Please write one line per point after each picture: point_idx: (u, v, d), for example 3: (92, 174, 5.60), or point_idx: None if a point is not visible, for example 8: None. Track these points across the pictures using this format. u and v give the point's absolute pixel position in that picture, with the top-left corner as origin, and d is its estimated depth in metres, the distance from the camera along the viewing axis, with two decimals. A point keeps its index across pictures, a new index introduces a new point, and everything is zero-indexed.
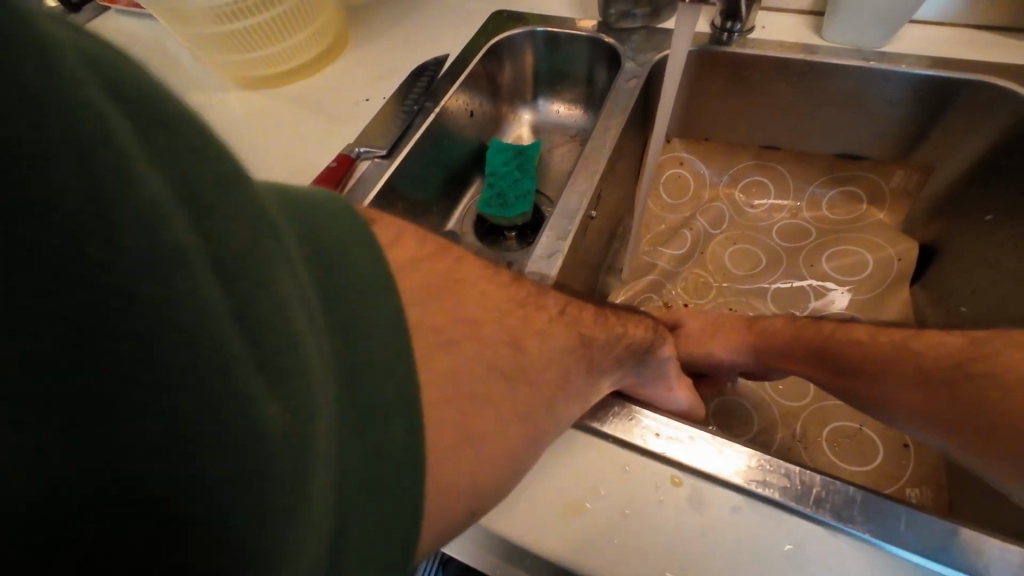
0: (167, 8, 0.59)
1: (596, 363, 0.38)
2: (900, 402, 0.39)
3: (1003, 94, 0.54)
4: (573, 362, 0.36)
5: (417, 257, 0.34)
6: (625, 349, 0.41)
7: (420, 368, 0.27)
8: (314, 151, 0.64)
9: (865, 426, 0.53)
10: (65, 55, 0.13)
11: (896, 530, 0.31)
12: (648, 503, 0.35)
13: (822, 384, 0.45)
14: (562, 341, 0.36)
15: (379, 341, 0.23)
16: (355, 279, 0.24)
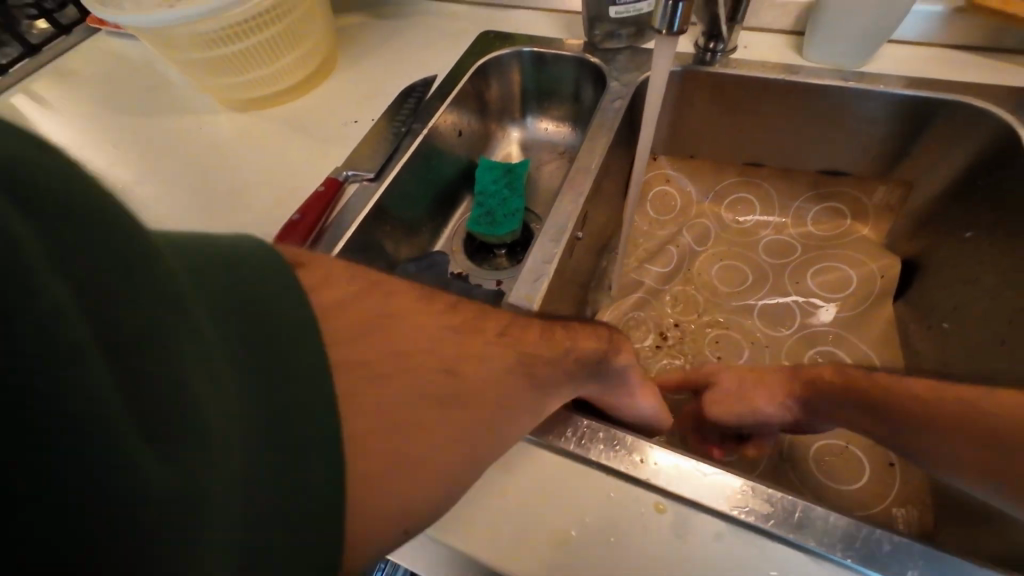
0: (155, 34, 0.60)
1: (540, 379, 0.38)
2: (959, 460, 0.38)
3: (979, 113, 0.55)
4: (513, 380, 0.36)
5: (396, 288, 0.35)
6: (574, 363, 0.41)
7: (365, 401, 0.28)
8: (302, 173, 0.64)
9: (851, 444, 0.54)
10: None
11: (879, 557, 0.32)
12: (632, 531, 0.35)
13: (861, 428, 0.45)
14: (515, 364, 0.37)
15: (299, 390, 0.22)
16: (280, 325, 0.23)
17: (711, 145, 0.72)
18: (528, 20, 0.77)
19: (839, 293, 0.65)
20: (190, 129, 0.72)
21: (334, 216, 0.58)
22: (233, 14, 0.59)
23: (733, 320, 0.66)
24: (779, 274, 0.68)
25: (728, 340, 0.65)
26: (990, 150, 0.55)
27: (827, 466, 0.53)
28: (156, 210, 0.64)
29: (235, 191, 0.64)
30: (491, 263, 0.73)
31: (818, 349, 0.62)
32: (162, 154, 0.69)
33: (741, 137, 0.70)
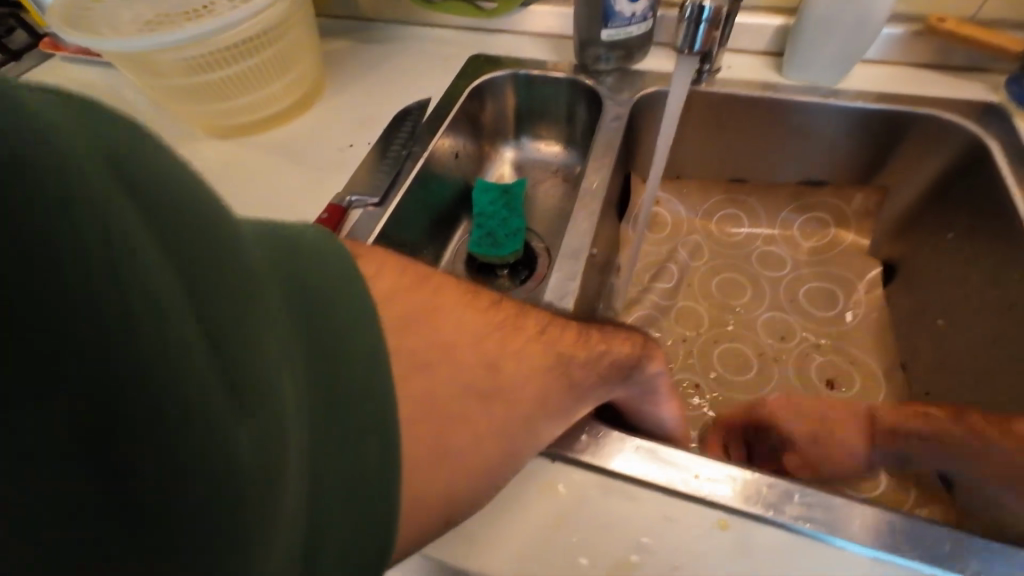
0: (135, 61, 0.57)
1: (576, 401, 0.37)
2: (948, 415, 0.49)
3: (949, 125, 0.60)
4: (551, 403, 0.35)
5: (437, 318, 0.33)
6: (607, 373, 0.40)
7: None
8: (298, 201, 0.61)
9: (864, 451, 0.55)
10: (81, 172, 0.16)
11: (940, 554, 0.32)
12: (698, 551, 0.34)
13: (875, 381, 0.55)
14: (568, 389, 0.36)
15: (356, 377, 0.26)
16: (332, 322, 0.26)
17: (701, 163, 0.75)
18: (515, 44, 0.79)
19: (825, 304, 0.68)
20: None
21: None
22: (220, 38, 0.56)
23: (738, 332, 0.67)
24: (775, 285, 0.70)
25: (736, 353, 0.66)
26: (961, 157, 0.59)
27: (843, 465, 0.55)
28: None
29: None
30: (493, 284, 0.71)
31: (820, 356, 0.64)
32: None
33: (730, 153, 0.73)
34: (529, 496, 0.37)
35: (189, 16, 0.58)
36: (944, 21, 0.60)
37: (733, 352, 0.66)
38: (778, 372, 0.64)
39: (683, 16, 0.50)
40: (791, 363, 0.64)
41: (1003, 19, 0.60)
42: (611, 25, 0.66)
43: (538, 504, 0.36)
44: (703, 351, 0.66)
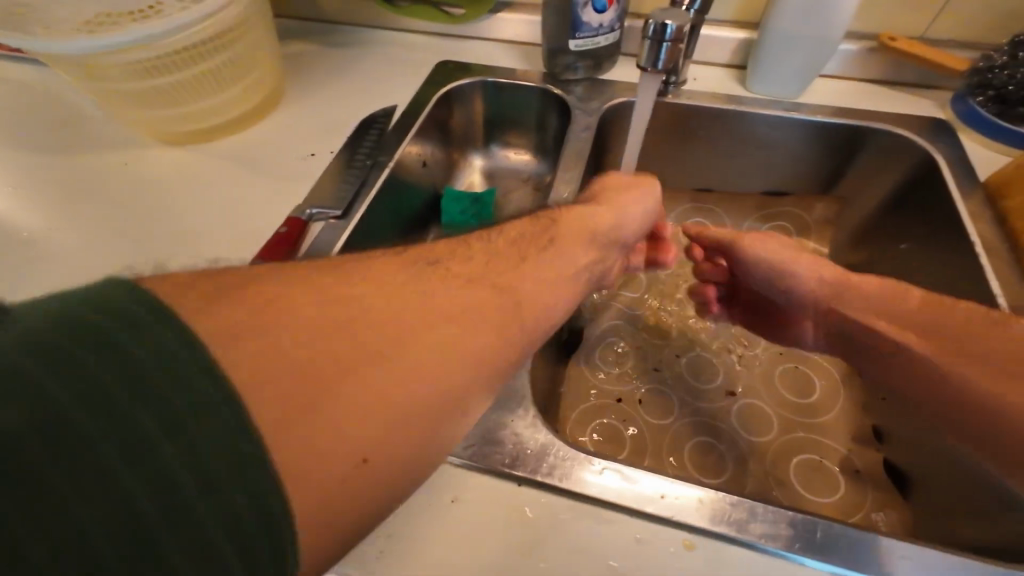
0: (73, 63, 0.54)
1: None
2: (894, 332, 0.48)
3: (902, 139, 0.62)
4: None
5: None
6: None
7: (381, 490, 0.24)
8: (257, 212, 0.58)
9: (825, 459, 0.56)
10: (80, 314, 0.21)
11: (897, 567, 0.33)
12: (665, 574, 0.34)
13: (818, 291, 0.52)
14: None
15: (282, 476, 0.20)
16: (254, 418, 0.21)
17: (668, 172, 0.76)
18: (484, 51, 0.77)
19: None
20: (116, 165, 0.64)
21: (299, 260, 0.52)
22: (169, 41, 0.53)
23: (705, 340, 0.67)
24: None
25: (704, 361, 0.66)
26: (913, 171, 0.62)
27: (806, 469, 0.56)
28: (79, 261, 0.55)
29: (178, 235, 0.57)
30: None
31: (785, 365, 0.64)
32: (84, 196, 0.61)
33: (697, 162, 0.74)
34: (497, 522, 0.36)
35: (134, 16, 0.54)
36: (895, 40, 0.62)
37: (701, 360, 0.65)
38: (745, 381, 0.63)
39: (647, 34, 0.50)
40: (758, 372, 0.64)
41: (949, 38, 0.63)
42: (579, 35, 0.65)
43: (506, 531, 0.36)
44: (671, 360, 0.66)
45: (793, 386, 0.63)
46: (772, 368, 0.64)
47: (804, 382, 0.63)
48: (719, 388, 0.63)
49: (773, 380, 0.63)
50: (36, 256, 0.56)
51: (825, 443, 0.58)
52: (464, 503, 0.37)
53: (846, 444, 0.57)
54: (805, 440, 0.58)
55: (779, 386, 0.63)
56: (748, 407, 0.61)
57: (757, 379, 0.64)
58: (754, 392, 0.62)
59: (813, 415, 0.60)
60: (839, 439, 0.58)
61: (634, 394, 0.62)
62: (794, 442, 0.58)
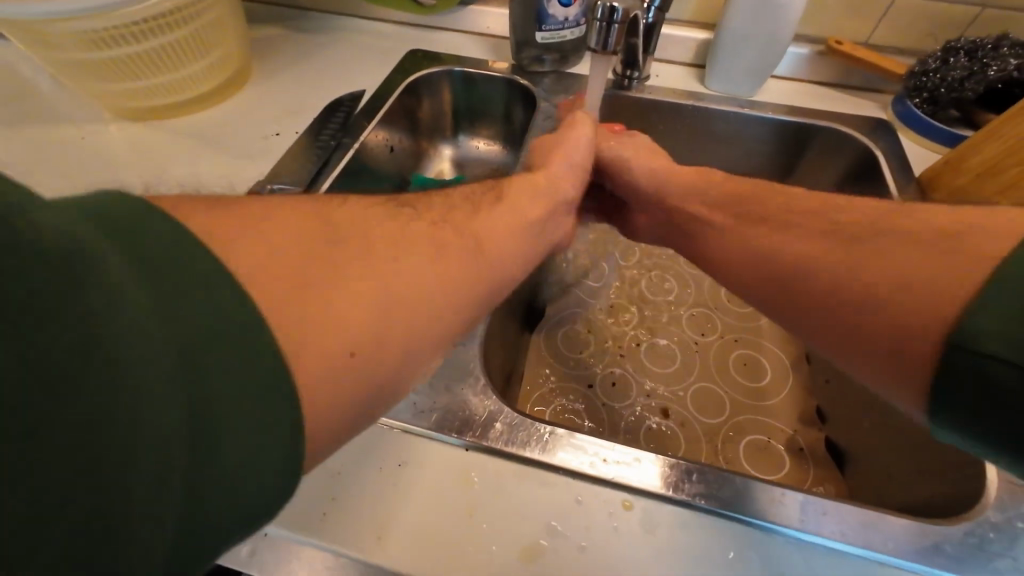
0: (27, 30, 0.53)
1: None
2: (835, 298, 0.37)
3: (847, 137, 0.66)
4: None
5: None
6: None
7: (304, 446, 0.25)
8: (218, 189, 0.58)
9: (772, 438, 0.59)
10: (102, 216, 0.21)
11: (818, 521, 0.35)
12: (603, 532, 0.35)
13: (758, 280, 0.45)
14: None
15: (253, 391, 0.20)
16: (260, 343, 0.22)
17: None
18: (455, 42, 0.79)
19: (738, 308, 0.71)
20: (72, 140, 0.62)
21: None
22: (128, 11, 0.53)
23: (663, 327, 0.69)
24: (697, 287, 0.73)
25: (662, 348, 0.68)
26: (856, 167, 0.65)
27: (753, 448, 0.58)
28: None
29: None
30: None
31: (738, 352, 0.67)
32: (35, 170, 0.59)
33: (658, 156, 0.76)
34: (445, 486, 0.37)
35: None
36: (840, 43, 0.66)
37: (659, 347, 0.67)
38: (699, 366, 0.66)
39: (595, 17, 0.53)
40: (711, 359, 0.66)
41: (890, 45, 0.67)
42: (545, 27, 0.67)
43: (452, 495, 0.36)
44: (629, 346, 0.67)
45: (744, 372, 0.65)
46: (726, 355, 0.67)
47: (755, 368, 0.65)
48: (674, 373, 0.65)
49: (726, 366, 0.66)
50: None
51: (773, 423, 0.60)
52: (411, 469, 0.37)
53: (790, 424, 0.60)
54: (754, 420, 0.60)
55: (732, 372, 0.65)
56: (702, 390, 0.63)
57: (710, 364, 0.66)
58: (708, 378, 0.64)
59: (762, 398, 0.62)
60: (785, 419, 0.60)
61: (593, 377, 0.64)
62: (743, 423, 0.60)
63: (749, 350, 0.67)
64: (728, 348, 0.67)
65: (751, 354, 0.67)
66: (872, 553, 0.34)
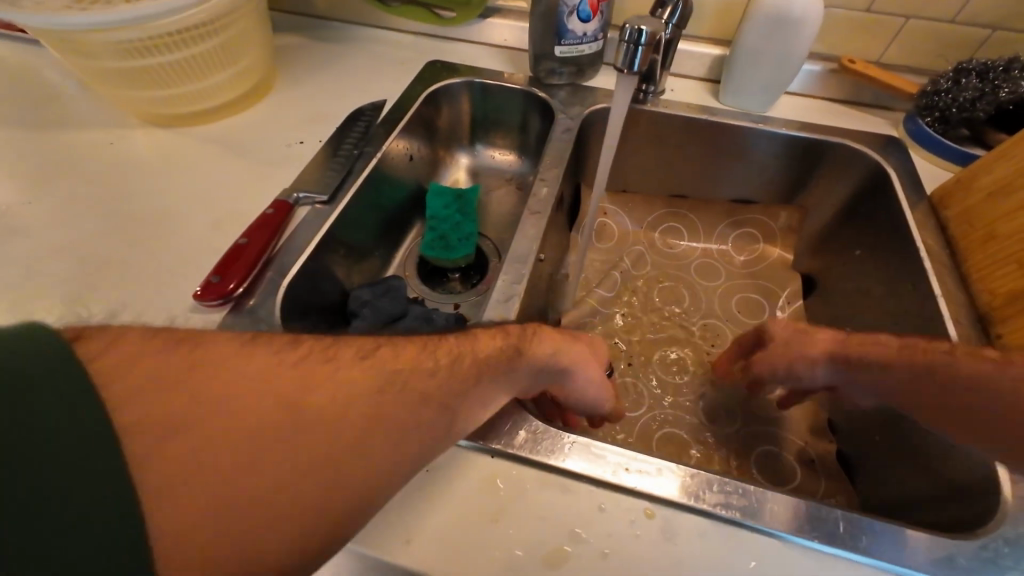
0: (64, 40, 0.54)
1: None
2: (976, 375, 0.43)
3: (858, 154, 0.67)
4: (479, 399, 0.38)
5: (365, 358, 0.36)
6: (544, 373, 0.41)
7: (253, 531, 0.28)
8: (242, 194, 0.59)
9: (783, 449, 0.60)
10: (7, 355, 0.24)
11: (834, 532, 0.36)
12: (625, 539, 0.36)
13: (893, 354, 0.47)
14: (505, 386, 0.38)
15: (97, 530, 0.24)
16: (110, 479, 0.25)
17: (644, 177, 0.79)
18: (473, 52, 0.80)
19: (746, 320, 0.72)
20: (100, 145, 0.63)
21: (283, 242, 0.53)
22: (163, 22, 0.54)
23: (674, 338, 0.70)
24: (708, 299, 0.74)
25: (675, 357, 0.68)
26: (866, 183, 0.66)
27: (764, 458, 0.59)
28: (53, 236, 0.54)
29: (159, 214, 0.57)
30: (445, 287, 0.72)
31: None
32: (63, 174, 0.60)
33: (671, 169, 0.77)
34: (470, 491, 0.37)
35: None
36: (852, 62, 0.68)
37: (671, 358, 0.68)
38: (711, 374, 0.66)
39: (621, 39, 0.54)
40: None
41: (902, 64, 0.69)
42: (564, 42, 0.68)
43: (477, 501, 0.37)
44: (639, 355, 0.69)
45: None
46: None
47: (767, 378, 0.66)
48: (684, 382, 0.66)
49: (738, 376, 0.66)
50: (12, 228, 0.55)
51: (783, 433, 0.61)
52: (436, 474, 0.38)
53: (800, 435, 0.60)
54: (764, 431, 0.61)
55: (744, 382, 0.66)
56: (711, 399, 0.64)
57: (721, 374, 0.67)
58: (720, 388, 0.65)
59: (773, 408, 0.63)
60: (795, 430, 0.61)
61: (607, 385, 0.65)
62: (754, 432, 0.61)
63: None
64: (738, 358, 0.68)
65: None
66: (888, 564, 0.35)
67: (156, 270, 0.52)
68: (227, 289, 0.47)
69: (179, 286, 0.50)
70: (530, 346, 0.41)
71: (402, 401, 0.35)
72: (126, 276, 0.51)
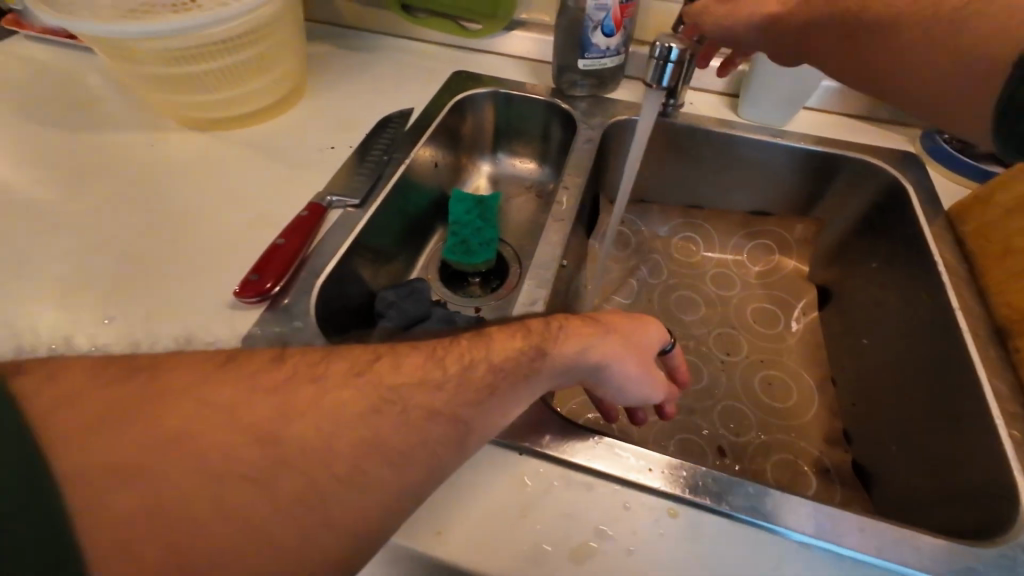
0: (116, 48, 0.57)
1: None
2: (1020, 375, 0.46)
3: (875, 168, 0.68)
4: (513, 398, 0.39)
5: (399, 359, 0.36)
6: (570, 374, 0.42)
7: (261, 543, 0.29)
8: (275, 196, 0.61)
9: (799, 458, 0.60)
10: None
11: (853, 536, 0.36)
12: (649, 537, 0.37)
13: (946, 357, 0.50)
14: None
15: None
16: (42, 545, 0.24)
17: (661, 188, 0.81)
18: (496, 63, 0.82)
19: (761, 329, 0.73)
20: (140, 147, 0.66)
21: (316, 244, 0.55)
22: (208, 32, 0.57)
23: (690, 346, 0.72)
24: (724, 308, 0.75)
25: (691, 365, 0.70)
26: (882, 197, 0.67)
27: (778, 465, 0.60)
28: (94, 233, 0.57)
29: (196, 214, 0.59)
30: (465, 290, 0.73)
31: (764, 373, 0.68)
32: (107, 174, 0.63)
33: (689, 180, 0.79)
34: (497, 487, 0.39)
35: (176, 8, 0.58)
36: None
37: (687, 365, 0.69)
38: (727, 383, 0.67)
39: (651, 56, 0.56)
40: (736, 377, 0.68)
41: None
42: (587, 55, 0.70)
43: (504, 496, 0.38)
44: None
45: (770, 392, 0.67)
46: (753, 374, 0.68)
47: (782, 388, 0.67)
48: (700, 389, 0.67)
49: (754, 385, 0.67)
50: (58, 224, 0.57)
51: (797, 442, 0.62)
52: (464, 470, 0.40)
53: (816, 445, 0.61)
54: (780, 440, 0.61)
55: (758, 390, 0.67)
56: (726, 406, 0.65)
57: (736, 383, 0.68)
58: (736, 396, 0.66)
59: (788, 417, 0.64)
60: (809, 439, 0.62)
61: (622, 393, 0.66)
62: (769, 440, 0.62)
63: (773, 370, 0.69)
64: (754, 367, 0.69)
65: (777, 376, 0.68)
66: (906, 569, 0.36)
67: (193, 268, 0.54)
68: (264, 287, 0.49)
69: (217, 283, 0.52)
70: (554, 344, 0.42)
71: (436, 398, 0.36)
72: (167, 272, 0.53)
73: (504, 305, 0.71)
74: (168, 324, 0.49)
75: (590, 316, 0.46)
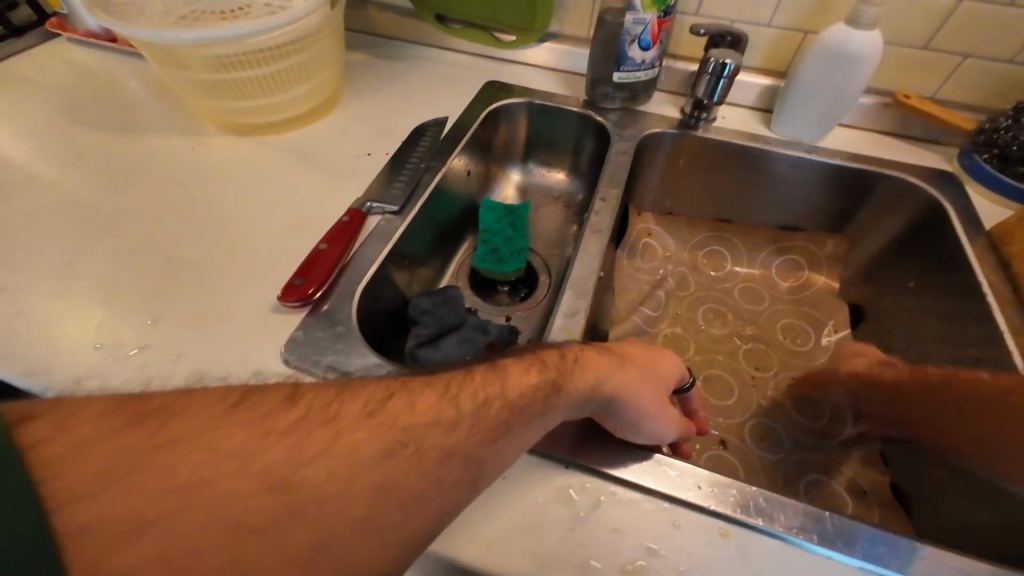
0: (165, 53, 0.58)
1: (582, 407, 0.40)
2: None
3: (912, 187, 0.67)
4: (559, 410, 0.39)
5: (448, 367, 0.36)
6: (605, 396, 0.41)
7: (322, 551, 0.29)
8: (313, 201, 0.62)
9: (833, 478, 0.59)
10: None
11: (910, 563, 0.36)
12: (701, 557, 0.36)
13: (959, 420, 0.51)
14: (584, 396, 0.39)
15: None
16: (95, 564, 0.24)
17: (691, 202, 0.81)
18: (528, 74, 0.83)
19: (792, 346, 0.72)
20: (180, 150, 0.67)
21: (356, 250, 0.55)
22: (255, 40, 0.58)
23: (720, 361, 0.71)
24: (754, 324, 0.74)
25: (721, 381, 0.69)
26: (920, 217, 0.67)
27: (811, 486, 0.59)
28: (136, 234, 0.57)
29: (236, 216, 0.60)
30: (493, 299, 0.73)
31: (796, 391, 0.67)
32: (148, 175, 0.64)
33: (718, 194, 0.78)
34: (545, 501, 0.38)
35: (223, 17, 0.59)
36: (908, 97, 0.68)
37: (716, 381, 0.69)
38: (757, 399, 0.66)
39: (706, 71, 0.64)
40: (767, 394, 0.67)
41: (959, 101, 0.69)
42: (622, 68, 0.71)
43: (550, 508, 0.38)
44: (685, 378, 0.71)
45: (802, 411, 0.66)
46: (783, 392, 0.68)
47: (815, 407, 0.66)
48: (730, 406, 0.66)
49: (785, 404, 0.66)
50: (102, 224, 0.58)
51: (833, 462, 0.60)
52: (509, 480, 0.40)
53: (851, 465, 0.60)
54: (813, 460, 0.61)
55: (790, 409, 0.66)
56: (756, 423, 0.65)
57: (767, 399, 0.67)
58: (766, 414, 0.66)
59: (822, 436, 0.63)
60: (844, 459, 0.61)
61: None
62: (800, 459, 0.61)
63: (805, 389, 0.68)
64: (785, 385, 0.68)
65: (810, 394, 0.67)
66: None
67: (233, 272, 0.54)
68: (307, 292, 0.49)
69: (258, 285, 0.53)
70: (571, 375, 0.40)
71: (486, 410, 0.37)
72: (208, 275, 0.54)
73: (534, 315, 0.71)
74: (210, 325, 0.50)
75: (603, 347, 0.45)
